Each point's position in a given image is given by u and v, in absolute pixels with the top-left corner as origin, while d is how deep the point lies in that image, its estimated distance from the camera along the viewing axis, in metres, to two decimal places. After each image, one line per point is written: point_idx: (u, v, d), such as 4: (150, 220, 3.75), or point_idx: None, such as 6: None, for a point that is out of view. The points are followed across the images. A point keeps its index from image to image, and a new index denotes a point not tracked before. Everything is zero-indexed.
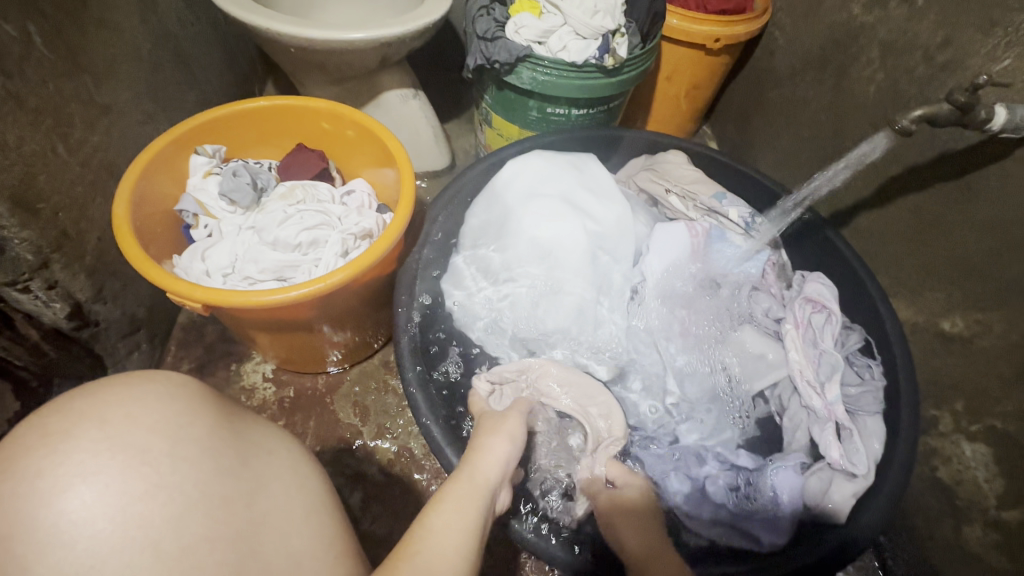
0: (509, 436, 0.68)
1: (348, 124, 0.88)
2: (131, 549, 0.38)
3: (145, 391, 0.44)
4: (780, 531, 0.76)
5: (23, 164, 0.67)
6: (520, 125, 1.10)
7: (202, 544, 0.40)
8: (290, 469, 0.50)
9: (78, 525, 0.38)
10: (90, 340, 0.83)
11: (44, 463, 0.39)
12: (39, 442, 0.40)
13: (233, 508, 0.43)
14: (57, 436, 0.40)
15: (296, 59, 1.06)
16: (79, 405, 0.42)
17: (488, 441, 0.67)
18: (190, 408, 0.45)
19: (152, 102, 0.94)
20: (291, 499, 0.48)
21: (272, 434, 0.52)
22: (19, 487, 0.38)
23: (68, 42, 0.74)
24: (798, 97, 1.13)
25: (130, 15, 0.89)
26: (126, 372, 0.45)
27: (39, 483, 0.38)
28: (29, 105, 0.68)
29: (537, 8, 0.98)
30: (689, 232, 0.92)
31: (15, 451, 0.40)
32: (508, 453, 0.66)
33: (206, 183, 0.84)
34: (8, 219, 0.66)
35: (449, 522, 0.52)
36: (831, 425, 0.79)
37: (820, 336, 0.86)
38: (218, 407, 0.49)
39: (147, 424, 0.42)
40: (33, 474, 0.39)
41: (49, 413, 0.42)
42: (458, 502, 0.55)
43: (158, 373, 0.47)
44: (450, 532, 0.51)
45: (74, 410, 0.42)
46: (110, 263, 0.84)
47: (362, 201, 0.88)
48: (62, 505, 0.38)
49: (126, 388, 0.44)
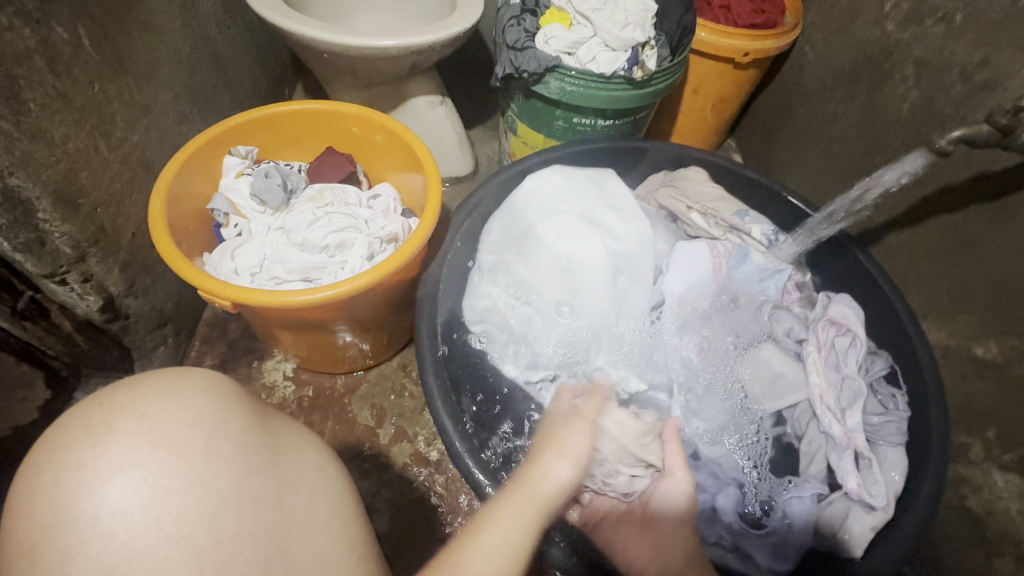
0: (574, 456, 0.64)
1: (377, 130, 0.89)
2: (167, 542, 0.39)
3: (180, 387, 0.45)
4: (781, 558, 0.76)
5: (67, 161, 0.69)
6: (546, 133, 1.10)
7: (233, 541, 0.41)
8: (315, 471, 0.50)
9: (118, 517, 0.38)
10: (120, 333, 0.85)
11: (85, 455, 0.40)
12: (81, 434, 0.41)
13: (262, 504, 0.43)
14: (98, 429, 0.41)
15: (328, 63, 1.08)
16: (120, 400, 0.43)
17: (553, 460, 0.63)
18: (224, 406, 0.46)
19: (189, 103, 0.96)
20: (316, 501, 0.48)
21: (300, 431, 0.53)
22: (62, 478, 0.39)
23: (114, 44, 0.77)
24: (828, 114, 1.12)
25: (171, 17, 0.91)
26: (163, 368, 0.46)
27: (80, 474, 0.39)
28: (75, 104, 0.70)
29: (567, 18, 0.97)
30: (711, 251, 0.90)
31: (57, 443, 0.41)
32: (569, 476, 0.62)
33: (238, 182, 0.86)
34: (47, 214, 0.68)
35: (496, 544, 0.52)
36: (849, 453, 0.77)
37: (843, 361, 0.84)
38: (250, 405, 0.49)
39: (185, 420, 0.43)
40: (75, 465, 0.39)
41: (90, 406, 0.42)
42: (510, 522, 0.54)
43: (192, 369, 0.48)
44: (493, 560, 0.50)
45: (116, 403, 0.42)
46: (142, 259, 0.86)
47: (388, 205, 0.90)
48: (101, 497, 0.39)
49: (162, 383, 0.45)
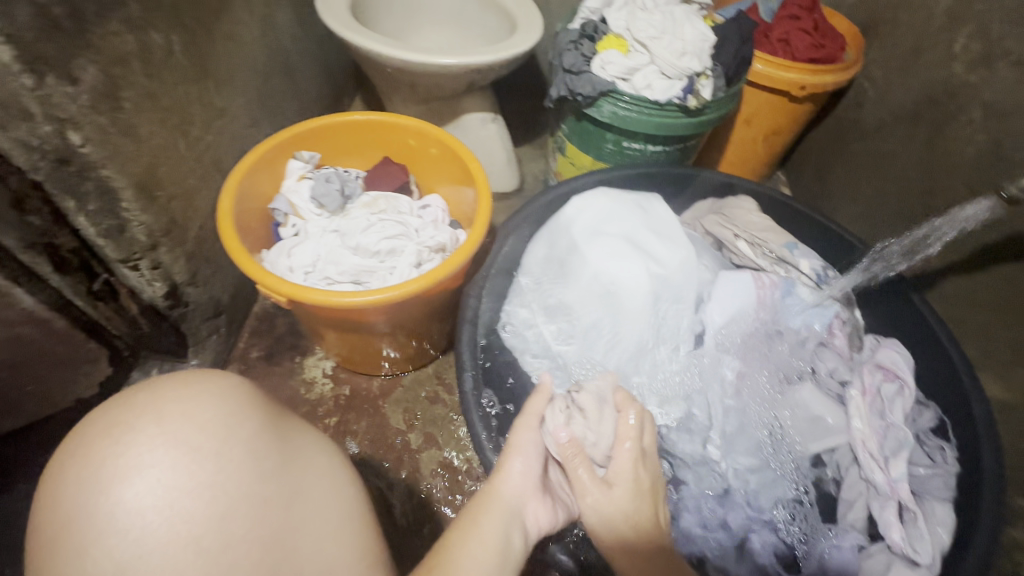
0: (523, 450, 0.67)
1: (433, 143, 0.93)
2: (175, 542, 0.41)
3: (198, 390, 0.49)
4: None
5: (150, 156, 0.73)
6: (594, 156, 1.12)
7: (240, 544, 0.43)
8: (327, 474, 0.53)
9: (131, 514, 0.42)
10: (178, 319, 0.90)
11: (107, 453, 0.44)
12: (106, 432, 0.45)
13: (272, 507, 0.45)
14: (120, 428, 0.45)
15: (390, 77, 1.13)
16: (142, 401, 0.47)
17: (506, 458, 0.66)
18: (239, 410, 0.49)
19: (259, 109, 1.02)
20: (329, 506, 0.50)
21: (313, 435, 0.56)
22: (86, 474, 0.43)
23: (200, 51, 0.83)
24: (884, 152, 1.10)
25: (251, 29, 0.98)
26: (183, 372, 0.50)
27: (101, 471, 0.43)
28: (161, 103, 0.75)
29: (624, 45, 0.98)
30: (754, 282, 0.88)
31: (85, 439, 0.45)
32: (524, 468, 0.65)
33: (299, 185, 0.90)
34: (131, 203, 0.72)
35: (474, 543, 0.56)
36: (892, 504, 0.73)
37: (889, 408, 0.80)
38: (266, 409, 0.52)
39: (199, 423, 0.46)
40: (97, 462, 0.43)
41: (115, 405, 0.47)
42: (482, 518, 0.59)
43: (211, 372, 0.51)
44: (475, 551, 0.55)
45: (139, 404, 0.47)
46: (205, 251, 0.90)
47: (436, 216, 0.93)
48: (119, 494, 0.42)
49: (179, 385, 0.49)
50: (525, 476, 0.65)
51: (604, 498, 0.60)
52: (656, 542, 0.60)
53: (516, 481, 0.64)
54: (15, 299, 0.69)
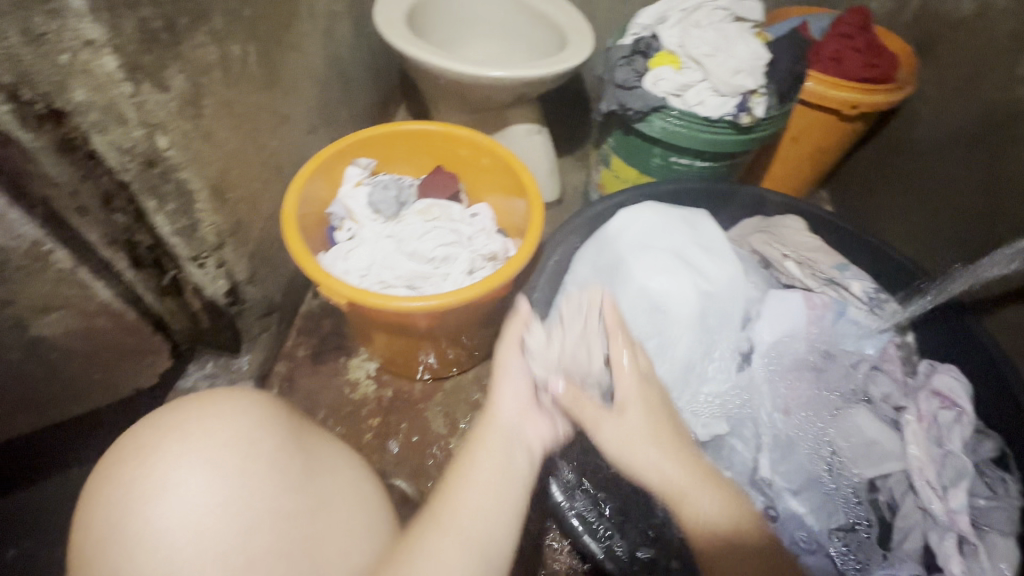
0: (508, 373, 0.67)
1: (485, 153, 0.95)
2: (203, 555, 0.47)
3: (219, 412, 0.54)
4: None
5: (222, 160, 0.77)
6: (640, 170, 1.12)
7: (266, 554, 0.48)
8: (350, 489, 0.58)
9: (159, 532, 0.47)
10: (235, 316, 0.93)
11: (136, 474, 0.49)
12: (136, 454, 0.51)
13: (295, 523, 0.50)
14: (148, 449, 0.51)
15: (441, 88, 1.16)
16: (170, 423, 0.53)
17: (493, 387, 0.66)
18: (257, 427, 0.54)
19: (317, 115, 1.06)
20: (350, 520, 0.55)
21: (330, 448, 0.61)
22: (117, 495, 0.49)
23: (270, 61, 0.87)
24: (938, 174, 1.08)
25: (314, 39, 1.02)
26: (205, 396, 0.56)
27: (132, 491, 0.49)
28: (234, 110, 0.78)
29: (677, 61, 0.99)
30: (806, 303, 0.88)
31: (117, 462, 0.51)
32: (515, 391, 0.66)
33: (357, 191, 0.93)
34: (206, 205, 0.76)
35: (478, 468, 0.58)
36: (951, 535, 0.72)
37: (946, 436, 0.79)
38: (285, 426, 0.58)
39: (220, 443, 0.52)
40: (127, 482, 0.49)
41: (143, 431, 0.53)
42: (481, 444, 0.60)
43: (231, 393, 0.58)
44: (478, 477, 0.57)
45: (165, 428, 0.53)
46: (263, 252, 0.93)
47: (486, 225, 0.96)
48: (149, 513, 0.48)
49: (202, 408, 0.55)
50: (518, 397, 0.66)
51: (618, 424, 0.62)
52: (737, 520, 0.59)
53: (511, 407, 0.64)
54: (96, 291, 0.73)
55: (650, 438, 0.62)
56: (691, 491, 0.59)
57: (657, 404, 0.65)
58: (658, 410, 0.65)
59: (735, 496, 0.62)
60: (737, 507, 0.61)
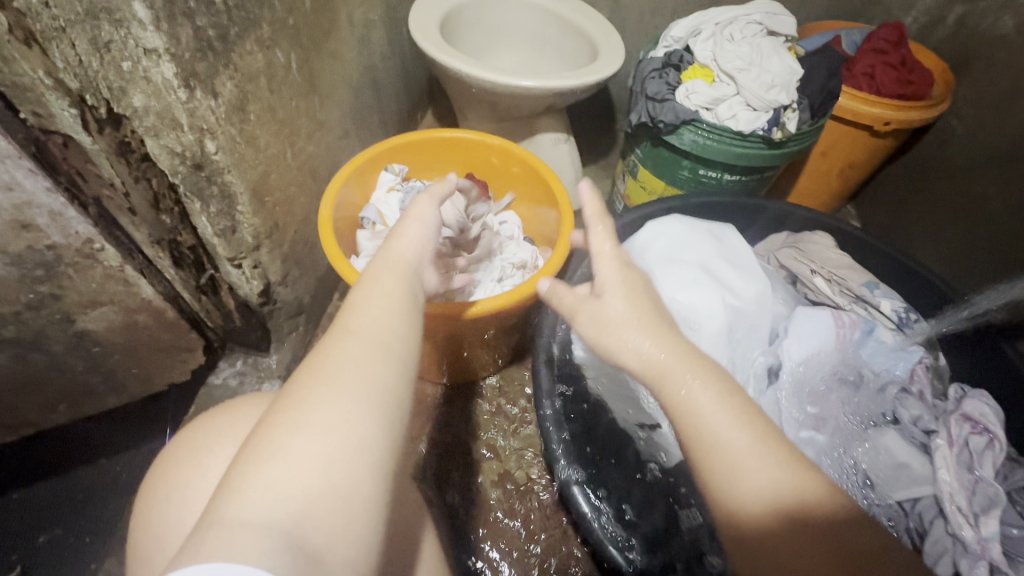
0: (423, 218, 0.58)
1: (515, 162, 0.96)
2: None
3: (269, 416, 0.56)
4: None
5: (265, 165, 0.79)
6: (667, 182, 1.12)
7: None
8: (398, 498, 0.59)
9: None
10: (266, 316, 0.95)
11: (191, 475, 0.52)
12: (190, 455, 0.53)
13: None
14: (201, 451, 0.53)
15: (472, 96, 1.17)
16: (222, 425, 0.55)
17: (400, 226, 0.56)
18: None
19: (350, 121, 1.08)
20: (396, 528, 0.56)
21: None
22: (173, 495, 0.51)
23: (311, 68, 0.89)
24: (972, 193, 1.07)
25: (351, 48, 1.04)
26: (255, 398, 0.59)
27: (186, 492, 0.51)
28: (277, 116, 0.80)
29: (710, 75, 1.00)
30: (835, 321, 0.87)
31: (174, 462, 0.54)
32: (422, 233, 0.57)
33: (389, 197, 0.95)
34: (246, 209, 0.77)
35: (376, 297, 0.48)
36: (984, 564, 0.70)
37: (978, 462, 0.77)
38: None
39: None
40: (183, 483, 0.51)
41: (198, 431, 0.56)
42: (382, 276, 0.50)
43: (281, 398, 0.60)
44: (379, 311, 0.47)
45: (217, 430, 0.55)
46: (297, 254, 0.95)
47: (513, 232, 0.97)
48: (203, 515, 0.49)
49: (252, 411, 0.57)
50: (426, 242, 0.57)
51: (598, 315, 0.57)
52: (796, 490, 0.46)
53: (417, 244, 0.55)
54: (140, 288, 0.77)
55: (632, 322, 0.56)
56: (679, 372, 0.52)
57: (641, 287, 0.59)
58: (640, 292, 0.58)
59: (761, 422, 0.50)
60: (791, 460, 0.48)
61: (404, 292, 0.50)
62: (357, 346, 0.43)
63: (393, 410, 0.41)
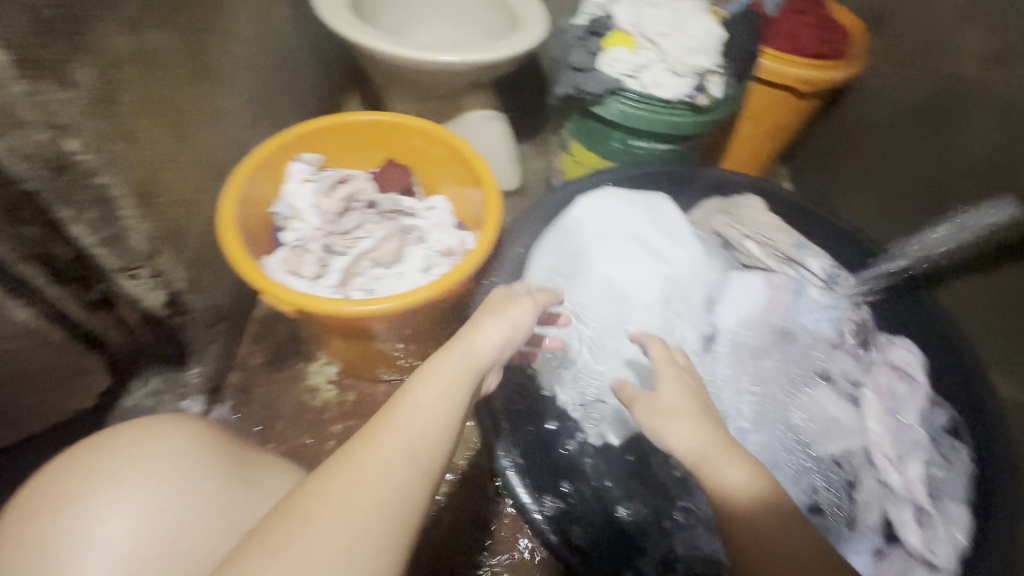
0: (505, 319, 0.62)
1: (437, 143, 0.91)
2: None
3: (148, 450, 0.51)
4: None
5: (150, 163, 0.72)
6: (601, 154, 1.09)
7: None
8: None
9: None
10: (179, 327, 0.88)
11: (54, 528, 0.46)
12: (49, 506, 0.47)
13: None
14: (64, 499, 0.47)
15: (391, 75, 1.10)
16: (89, 464, 0.50)
17: (484, 323, 0.62)
18: (195, 464, 0.52)
19: (258, 109, 1.00)
20: None
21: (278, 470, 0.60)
22: (28, 554, 0.45)
23: (199, 52, 0.80)
24: (889, 149, 1.10)
25: (250, 27, 0.95)
26: (130, 430, 0.53)
27: (45, 551, 0.45)
28: (160, 107, 0.72)
29: (632, 41, 0.96)
30: (767, 283, 0.90)
31: (28, 516, 0.47)
32: (506, 337, 0.61)
33: (302, 189, 0.87)
34: (130, 211, 0.70)
35: (428, 400, 0.50)
36: (910, 507, 0.75)
37: (902, 408, 0.82)
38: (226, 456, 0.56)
39: (152, 485, 0.49)
40: (41, 539, 0.45)
41: (59, 476, 0.49)
42: (441, 374, 0.53)
43: (159, 426, 0.54)
44: (429, 415, 0.49)
45: (84, 472, 0.49)
46: (206, 258, 0.88)
47: (442, 219, 0.93)
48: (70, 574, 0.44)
49: (127, 445, 0.51)
50: (505, 343, 0.61)
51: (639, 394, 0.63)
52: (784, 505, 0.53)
53: (492, 344, 0.59)
54: None
55: (671, 406, 0.60)
56: (716, 459, 0.55)
57: (689, 380, 0.64)
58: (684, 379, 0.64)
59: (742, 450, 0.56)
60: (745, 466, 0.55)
61: (455, 398, 0.51)
62: (399, 452, 0.45)
63: (404, 511, 0.42)
